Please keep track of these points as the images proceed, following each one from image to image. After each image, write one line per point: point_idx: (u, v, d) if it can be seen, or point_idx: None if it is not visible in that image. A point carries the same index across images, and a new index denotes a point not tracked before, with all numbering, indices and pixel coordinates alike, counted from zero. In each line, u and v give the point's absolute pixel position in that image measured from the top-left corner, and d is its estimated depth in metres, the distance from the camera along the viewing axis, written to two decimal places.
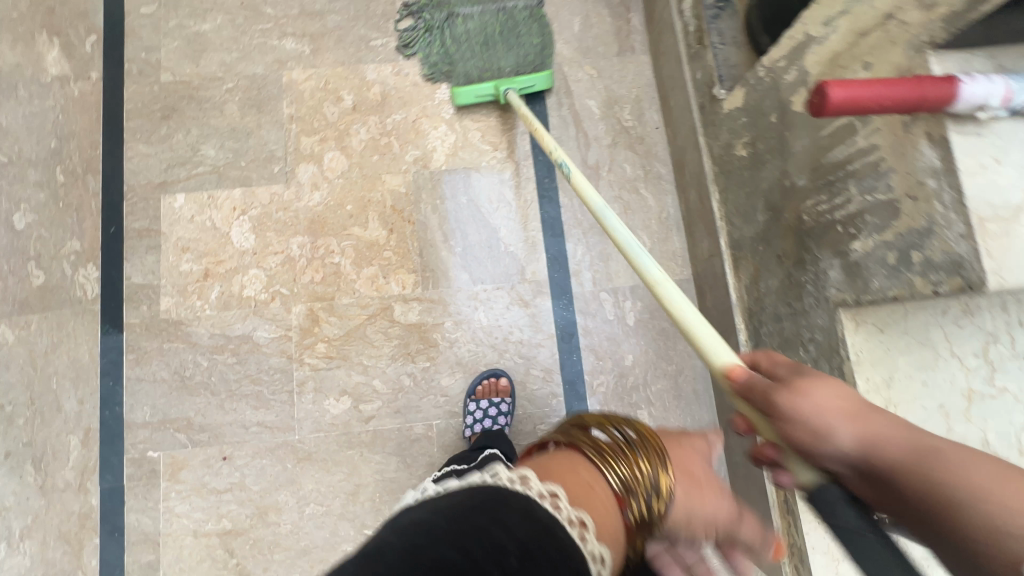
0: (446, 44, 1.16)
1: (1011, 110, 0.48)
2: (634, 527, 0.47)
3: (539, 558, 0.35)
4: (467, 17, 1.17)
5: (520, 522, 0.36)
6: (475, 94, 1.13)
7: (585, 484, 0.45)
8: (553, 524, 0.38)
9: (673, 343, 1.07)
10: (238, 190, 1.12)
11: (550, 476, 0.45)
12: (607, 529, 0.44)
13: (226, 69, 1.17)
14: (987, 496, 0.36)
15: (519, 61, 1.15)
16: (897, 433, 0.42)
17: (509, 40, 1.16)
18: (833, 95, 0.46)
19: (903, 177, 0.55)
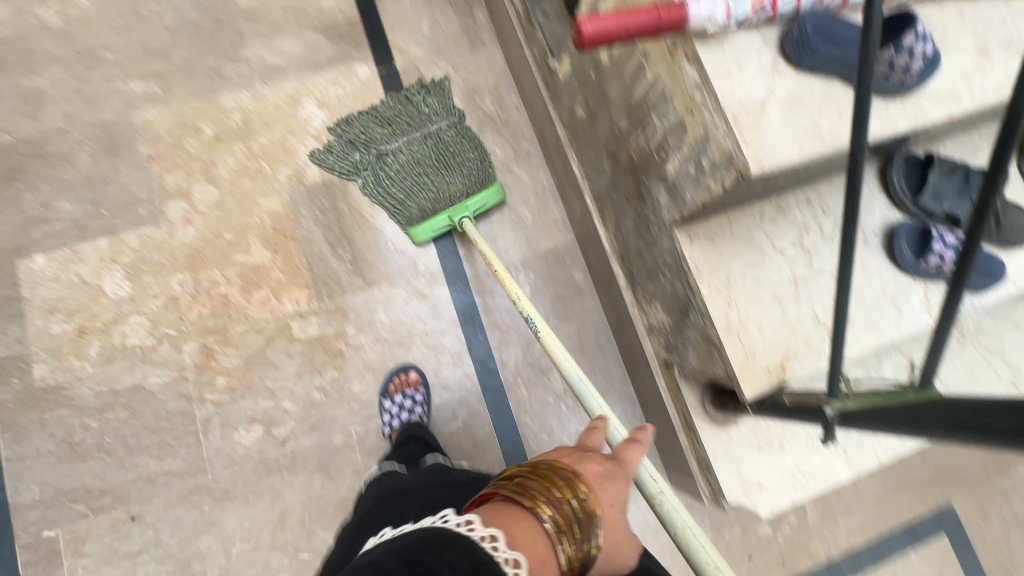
0: (381, 166, 1.10)
1: (737, 23, 0.56)
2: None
3: None
4: (395, 145, 1.12)
5: (462, 559, 0.42)
6: (432, 228, 1.09)
7: (527, 529, 0.46)
8: (486, 565, 0.42)
9: (570, 304, 1.13)
10: (104, 240, 1.07)
11: (492, 520, 0.46)
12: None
13: (70, 120, 1.12)
14: None
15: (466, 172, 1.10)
16: None
17: (448, 163, 1.11)
18: (584, 30, 0.51)
19: (681, 97, 0.63)
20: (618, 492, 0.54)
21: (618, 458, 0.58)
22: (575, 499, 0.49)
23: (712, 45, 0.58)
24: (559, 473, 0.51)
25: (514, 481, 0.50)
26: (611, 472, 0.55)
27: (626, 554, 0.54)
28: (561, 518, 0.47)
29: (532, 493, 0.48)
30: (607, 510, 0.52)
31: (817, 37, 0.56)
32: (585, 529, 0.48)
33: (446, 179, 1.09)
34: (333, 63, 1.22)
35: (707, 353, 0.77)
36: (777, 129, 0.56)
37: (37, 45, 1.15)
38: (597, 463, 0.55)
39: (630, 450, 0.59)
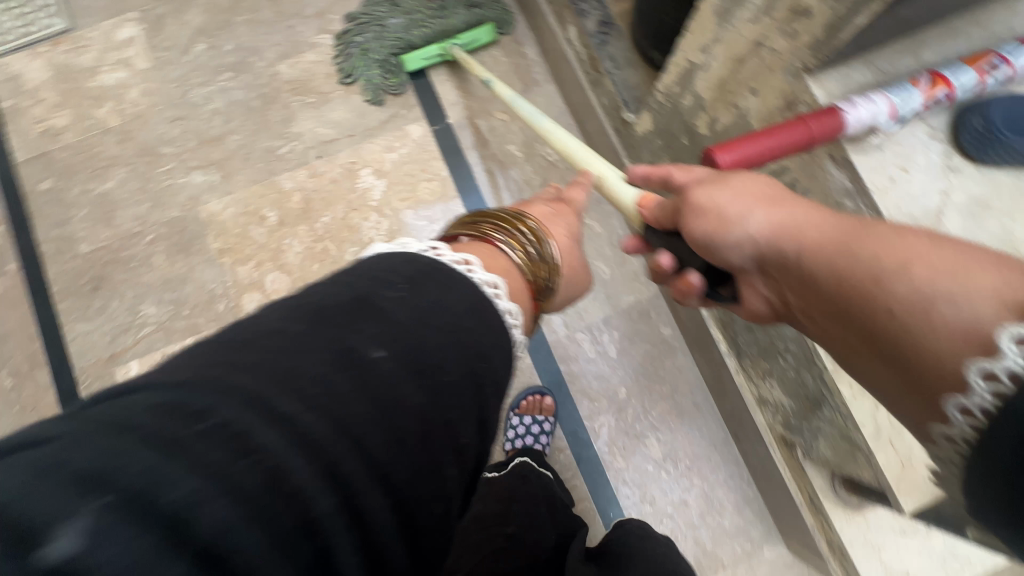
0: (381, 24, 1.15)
1: (902, 121, 0.46)
2: (539, 294, 0.55)
3: (429, 281, 0.42)
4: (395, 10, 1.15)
5: (408, 264, 0.43)
6: (423, 58, 1.16)
7: (485, 251, 0.52)
8: (438, 265, 0.44)
9: (661, 363, 1.06)
10: (190, 340, 1.09)
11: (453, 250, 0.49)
12: (500, 268, 0.50)
13: (142, 222, 1.14)
14: (912, 263, 0.36)
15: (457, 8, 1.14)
16: (821, 216, 0.45)
17: (440, 9, 1.14)
18: None
19: (821, 197, 0.52)
20: (569, 226, 0.66)
21: (568, 198, 0.68)
22: (530, 229, 0.56)
23: (871, 147, 0.48)
24: (511, 214, 0.58)
25: (460, 222, 0.56)
26: (560, 212, 0.66)
27: (580, 272, 0.65)
28: (513, 240, 0.54)
29: (491, 228, 0.54)
30: (555, 235, 0.62)
31: (1008, 130, 0.45)
32: (532, 239, 0.55)
33: (442, 21, 1.14)
34: (384, 127, 1.17)
35: (848, 451, 0.69)
36: None
37: (102, 148, 1.17)
38: (545, 206, 0.66)
39: (576, 188, 0.69)
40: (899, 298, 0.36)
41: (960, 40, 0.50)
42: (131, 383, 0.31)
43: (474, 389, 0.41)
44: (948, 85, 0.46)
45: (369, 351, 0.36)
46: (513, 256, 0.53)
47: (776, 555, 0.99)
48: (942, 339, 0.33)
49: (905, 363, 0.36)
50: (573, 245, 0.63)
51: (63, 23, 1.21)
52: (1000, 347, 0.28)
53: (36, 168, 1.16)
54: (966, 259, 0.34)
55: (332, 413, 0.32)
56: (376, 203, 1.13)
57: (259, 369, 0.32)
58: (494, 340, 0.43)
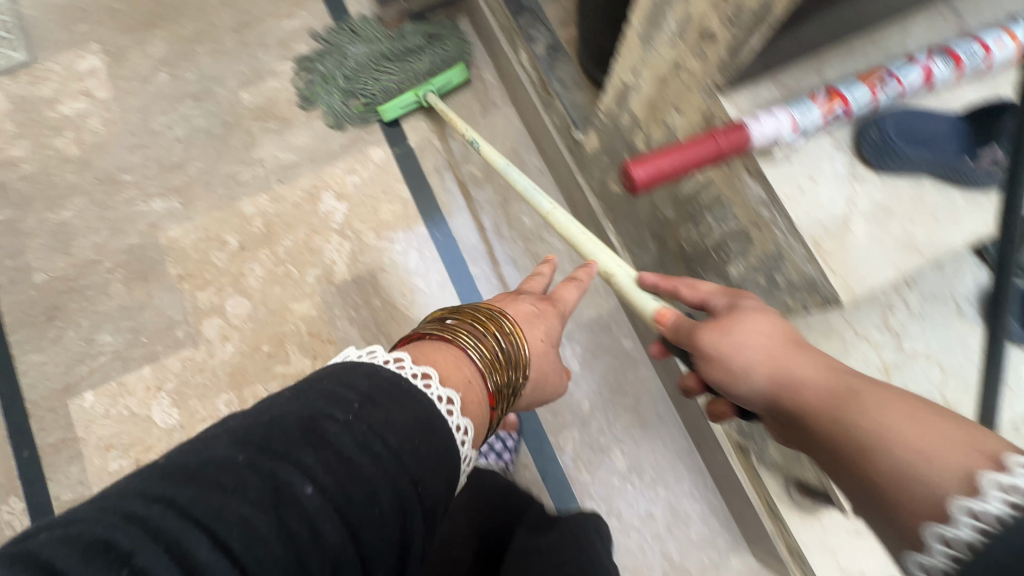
0: (346, 70, 1.18)
1: (805, 135, 0.49)
2: (496, 396, 0.52)
3: (382, 399, 0.40)
4: (369, 58, 1.18)
5: (366, 378, 0.41)
6: (399, 105, 1.16)
7: (449, 357, 0.50)
8: (397, 379, 0.42)
9: (623, 375, 1.07)
10: (147, 368, 1.07)
11: (416, 356, 0.48)
12: (457, 377, 0.48)
13: (100, 250, 1.13)
14: (887, 434, 0.35)
15: (430, 53, 1.18)
16: (823, 371, 0.44)
17: (405, 53, 1.18)
18: (636, 176, 0.47)
19: (742, 208, 0.56)
20: (549, 326, 0.62)
21: (554, 298, 0.66)
22: (497, 329, 0.54)
23: (781, 159, 0.51)
24: (485, 312, 0.56)
25: (432, 322, 0.55)
26: (543, 312, 0.63)
27: (554, 374, 0.63)
28: (484, 342, 0.53)
29: (463, 328, 0.53)
30: (529, 340, 0.58)
31: (902, 140, 0.48)
32: (504, 339, 0.54)
33: (416, 67, 1.17)
34: (346, 150, 1.19)
35: (794, 454, 0.72)
36: (866, 248, 0.49)
37: (60, 177, 1.16)
38: (528, 304, 0.62)
39: (565, 289, 0.67)
40: (881, 466, 0.35)
41: (856, 59, 0.53)
42: (66, 513, 0.30)
43: (403, 518, 0.38)
44: (844, 100, 0.49)
45: (299, 485, 0.34)
46: (473, 359, 0.51)
47: (743, 564, 0.99)
48: (935, 493, 0.31)
49: (890, 527, 0.35)
50: (552, 349, 0.61)
51: (23, 55, 1.22)
52: (955, 515, 0.30)
53: None
54: (945, 430, 0.34)
55: (244, 562, 0.31)
56: (338, 225, 1.14)
57: (196, 507, 0.31)
58: (436, 460, 0.41)
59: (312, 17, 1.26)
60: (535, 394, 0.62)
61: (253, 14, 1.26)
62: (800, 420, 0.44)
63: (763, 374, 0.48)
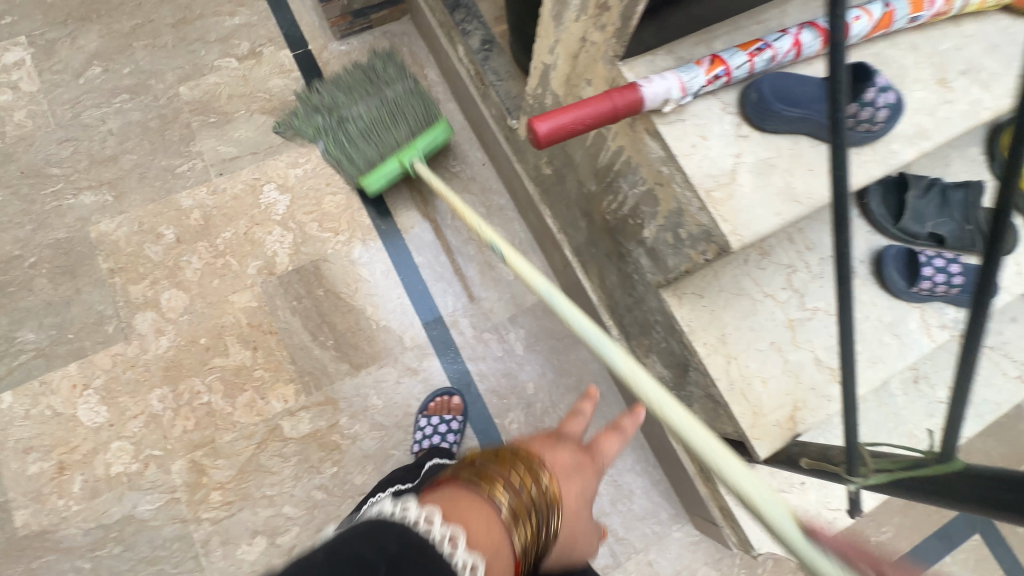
0: (333, 128, 1.12)
1: (693, 95, 0.54)
2: (522, 558, 0.44)
3: (409, 568, 0.38)
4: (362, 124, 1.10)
5: (395, 542, 0.39)
6: (384, 176, 1.08)
7: (481, 520, 0.43)
8: (422, 542, 0.39)
9: (566, 356, 1.10)
10: (73, 365, 1.03)
11: (450, 512, 0.42)
12: (486, 541, 0.42)
13: (23, 244, 1.08)
14: None
15: (418, 118, 1.11)
16: None
17: (394, 112, 1.12)
18: (539, 130, 0.51)
19: (647, 167, 0.60)
20: (584, 486, 0.50)
21: (594, 447, 0.53)
22: (533, 486, 0.45)
23: (673, 119, 0.55)
24: (522, 458, 0.47)
25: (470, 466, 0.47)
26: (581, 464, 0.51)
27: (585, 539, 0.54)
28: (513, 499, 0.44)
29: (495, 480, 0.45)
30: (568, 504, 0.49)
31: (778, 102, 0.54)
32: (538, 496, 0.45)
33: (403, 134, 1.10)
34: (288, 143, 1.19)
35: (714, 410, 0.75)
36: (751, 198, 0.54)
37: None
38: (567, 452, 0.51)
39: (609, 440, 0.53)
40: None
41: (740, 33, 0.59)
42: None
43: None
44: (724, 64, 0.54)
45: None
46: (504, 514, 0.44)
47: (684, 534, 1.02)
48: None
49: None
50: (585, 513, 0.51)
51: None
52: None
53: None
54: None
55: None
56: (280, 216, 1.14)
57: None
58: None
59: (254, 14, 1.27)
60: (565, 554, 0.54)
61: (193, 10, 1.26)
62: None
63: None
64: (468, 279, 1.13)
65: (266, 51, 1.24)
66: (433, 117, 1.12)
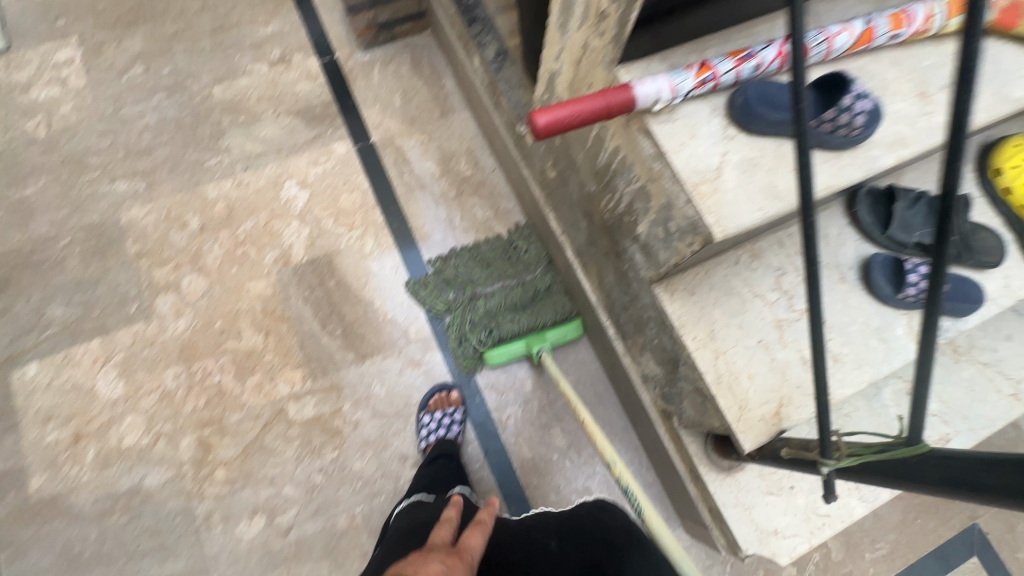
0: (464, 294, 1.13)
1: (683, 96, 0.58)
2: None
3: None
4: (500, 313, 1.11)
5: None
6: (506, 352, 1.09)
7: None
8: None
9: (565, 357, 1.13)
10: (96, 341, 1.08)
11: None
12: None
13: (58, 226, 1.15)
14: None
15: (552, 305, 1.11)
16: None
17: (532, 297, 1.13)
18: (538, 122, 0.54)
19: (641, 165, 0.64)
20: None
21: (461, 547, 0.61)
22: None
23: (664, 119, 0.60)
24: None
25: None
26: (451, 566, 0.56)
27: None
28: None
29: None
30: None
31: (761, 106, 0.58)
32: None
33: (533, 317, 1.11)
34: (310, 144, 1.26)
35: (702, 404, 0.76)
36: (736, 193, 0.57)
37: (26, 157, 1.20)
38: (437, 560, 0.56)
39: (472, 535, 0.64)
40: None
41: (729, 42, 0.63)
42: None
43: None
44: (712, 69, 0.59)
45: None
46: None
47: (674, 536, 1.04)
48: None
49: None
50: None
51: (2, 44, 1.29)
52: None
53: None
54: None
55: None
56: (298, 210, 1.20)
57: None
58: None
59: (287, 24, 1.36)
60: None
61: (230, 19, 1.35)
62: None
63: None
64: None
65: (296, 58, 1.33)
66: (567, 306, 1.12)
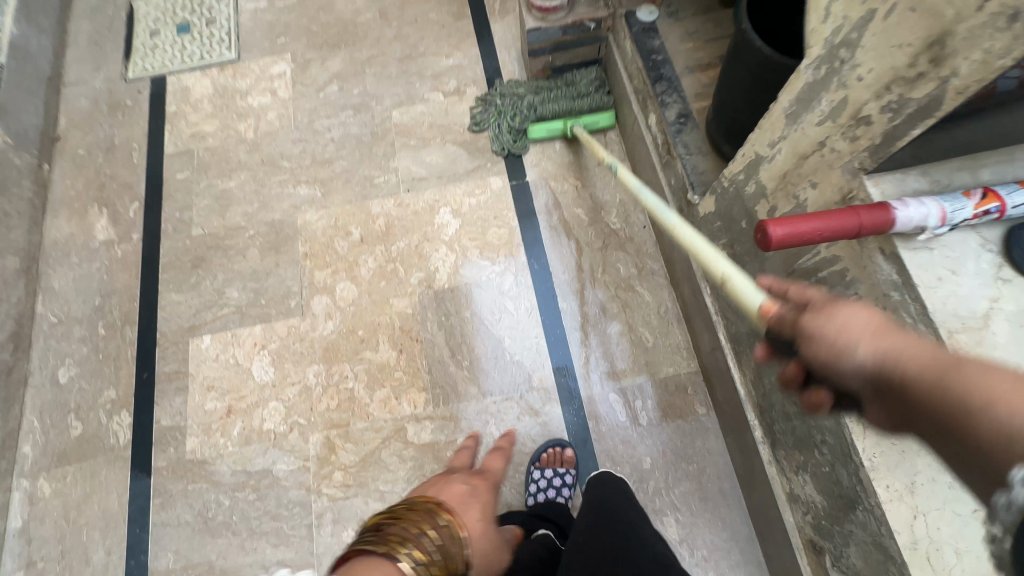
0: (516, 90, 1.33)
1: (952, 226, 0.50)
2: None
3: None
4: (543, 100, 1.30)
5: None
6: (546, 129, 1.29)
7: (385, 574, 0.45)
8: None
9: (691, 441, 1.05)
10: (259, 327, 1.20)
11: None
12: None
13: (248, 218, 1.31)
14: (842, 335, 0.38)
15: (591, 97, 1.29)
16: (926, 349, 0.36)
17: (574, 91, 1.30)
18: (773, 234, 0.50)
19: (870, 288, 0.56)
20: (482, 506, 0.56)
21: (484, 469, 0.64)
22: (428, 530, 0.49)
23: (923, 247, 0.52)
24: (415, 512, 0.51)
25: (373, 533, 0.49)
26: (473, 489, 0.58)
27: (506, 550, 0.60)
28: (416, 529, 0.49)
29: (398, 538, 0.48)
30: (470, 525, 0.53)
31: None
32: (440, 519, 0.51)
33: (572, 104, 1.28)
34: (469, 175, 1.31)
35: (880, 563, 0.65)
36: (1007, 351, 0.48)
37: (234, 154, 1.38)
38: (460, 484, 0.58)
39: (494, 458, 0.67)
40: (892, 369, 0.36)
41: (1015, 165, 0.53)
42: None
43: None
44: (1000, 200, 0.49)
45: None
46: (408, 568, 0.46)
47: None
48: (967, 392, 0.32)
49: (944, 426, 0.33)
50: (490, 525, 0.56)
51: (235, 55, 1.51)
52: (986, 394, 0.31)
53: (179, 160, 1.39)
54: (960, 361, 0.33)
55: None
56: (448, 235, 1.25)
57: None
58: None
59: (466, 58, 1.43)
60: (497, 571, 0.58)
61: (418, 49, 1.46)
62: (908, 394, 0.35)
63: (863, 356, 0.38)
64: (603, 331, 1.14)
65: (469, 91, 1.39)
66: (603, 98, 1.29)
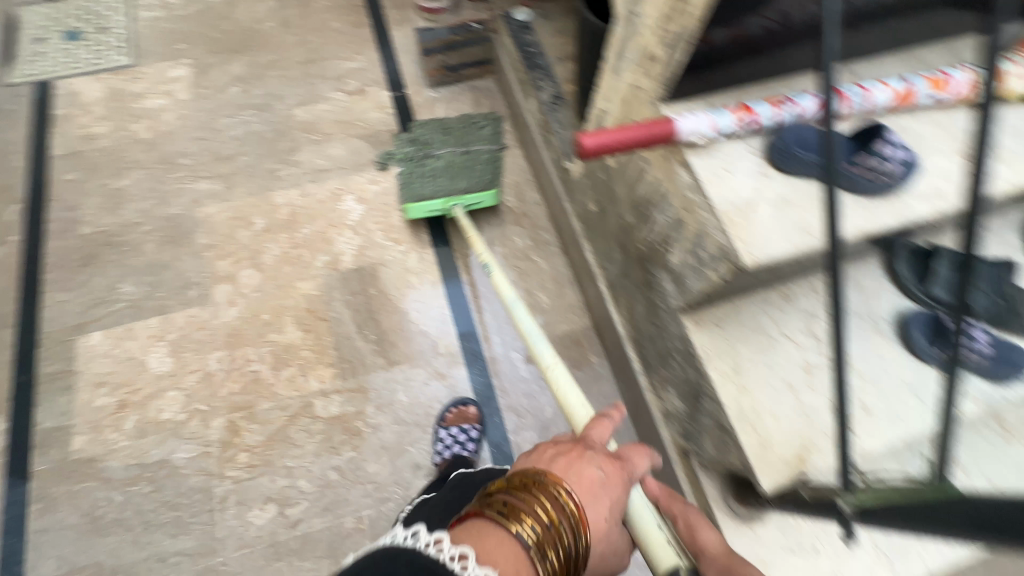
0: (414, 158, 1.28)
1: (721, 134, 0.63)
2: None
3: None
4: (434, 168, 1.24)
5: (405, 568, 0.42)
6: (425, 209, 1.20)
7: (510, 556, 0.43)
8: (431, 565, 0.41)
9: (587, 387, 1.14)
10: (155, 319, 1.17)
11: (478, 558, 0.42)
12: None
13: (144, 214, 1.29)
14: None
15: (478, 173, 1.23)
16: None
17: (468, 165, 1.25)
18: (584, 143, 0.59)
19: (679, 196, 0.68)
20: (610, 500, 0.50)
21: (625, 456, 0.54)
22: (556, 520, 0.45)
23: (705, 154, 0.64)
24: (546, 488, 0.46)
25: (495, 499, 0.46)
26: (606, 477, 0.50)
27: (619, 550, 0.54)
28: (539, 512, 0.45)
29: (525, 516, 0.44)
30: (594, 522, 0.48)
31: (798, 147, 0.62)
32: (568, 509, 0.46)
33: (457, 181, 1.22)
34: (372, 165, 1.37)
35: (723, 440, 0.76)
36: (768, 225, 0.60)
37: (128, 154, 1.37)
38: (595, 468, 0.50)
39: (640, 452, 0.55)
40: None
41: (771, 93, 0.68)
42: None
43: None
44: (752, 112, 0.63)
45: None
46: (526, 547, 0.43)
47: None
48: None
49: None
50: (612, 527, 0.50)
51: (130, 61, 1.50)
52: None
53: (67, 161, 1.35)
54: None
55: None
56: (352, 221, 1.30)
57: None
58: None
59: (367, 61, 1.52)
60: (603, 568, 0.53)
61: (320, 54, 1.53)
62: None
63: None
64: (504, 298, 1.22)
65: (371, 90, 1.48)
66: (489, 177, 1.23)
